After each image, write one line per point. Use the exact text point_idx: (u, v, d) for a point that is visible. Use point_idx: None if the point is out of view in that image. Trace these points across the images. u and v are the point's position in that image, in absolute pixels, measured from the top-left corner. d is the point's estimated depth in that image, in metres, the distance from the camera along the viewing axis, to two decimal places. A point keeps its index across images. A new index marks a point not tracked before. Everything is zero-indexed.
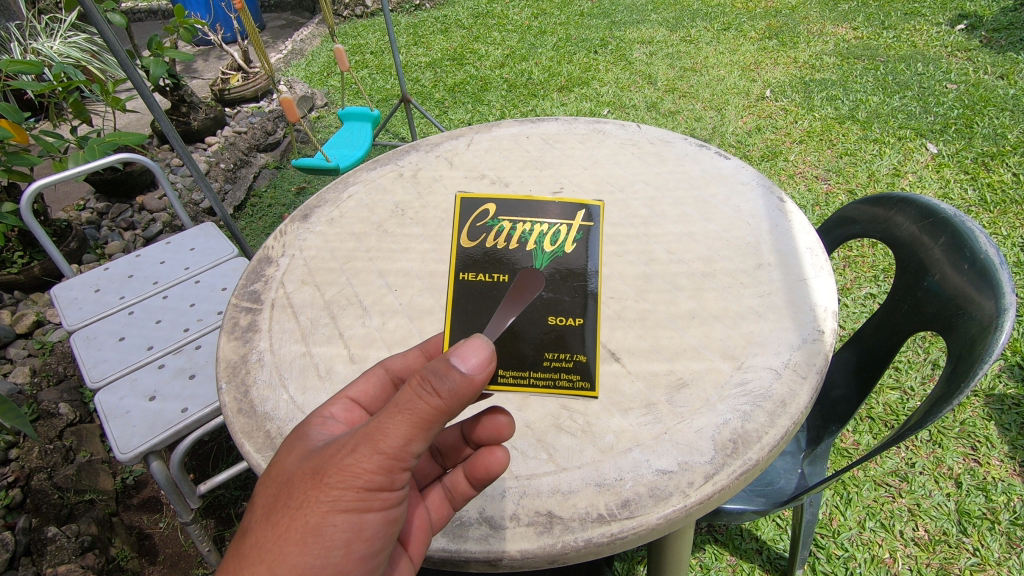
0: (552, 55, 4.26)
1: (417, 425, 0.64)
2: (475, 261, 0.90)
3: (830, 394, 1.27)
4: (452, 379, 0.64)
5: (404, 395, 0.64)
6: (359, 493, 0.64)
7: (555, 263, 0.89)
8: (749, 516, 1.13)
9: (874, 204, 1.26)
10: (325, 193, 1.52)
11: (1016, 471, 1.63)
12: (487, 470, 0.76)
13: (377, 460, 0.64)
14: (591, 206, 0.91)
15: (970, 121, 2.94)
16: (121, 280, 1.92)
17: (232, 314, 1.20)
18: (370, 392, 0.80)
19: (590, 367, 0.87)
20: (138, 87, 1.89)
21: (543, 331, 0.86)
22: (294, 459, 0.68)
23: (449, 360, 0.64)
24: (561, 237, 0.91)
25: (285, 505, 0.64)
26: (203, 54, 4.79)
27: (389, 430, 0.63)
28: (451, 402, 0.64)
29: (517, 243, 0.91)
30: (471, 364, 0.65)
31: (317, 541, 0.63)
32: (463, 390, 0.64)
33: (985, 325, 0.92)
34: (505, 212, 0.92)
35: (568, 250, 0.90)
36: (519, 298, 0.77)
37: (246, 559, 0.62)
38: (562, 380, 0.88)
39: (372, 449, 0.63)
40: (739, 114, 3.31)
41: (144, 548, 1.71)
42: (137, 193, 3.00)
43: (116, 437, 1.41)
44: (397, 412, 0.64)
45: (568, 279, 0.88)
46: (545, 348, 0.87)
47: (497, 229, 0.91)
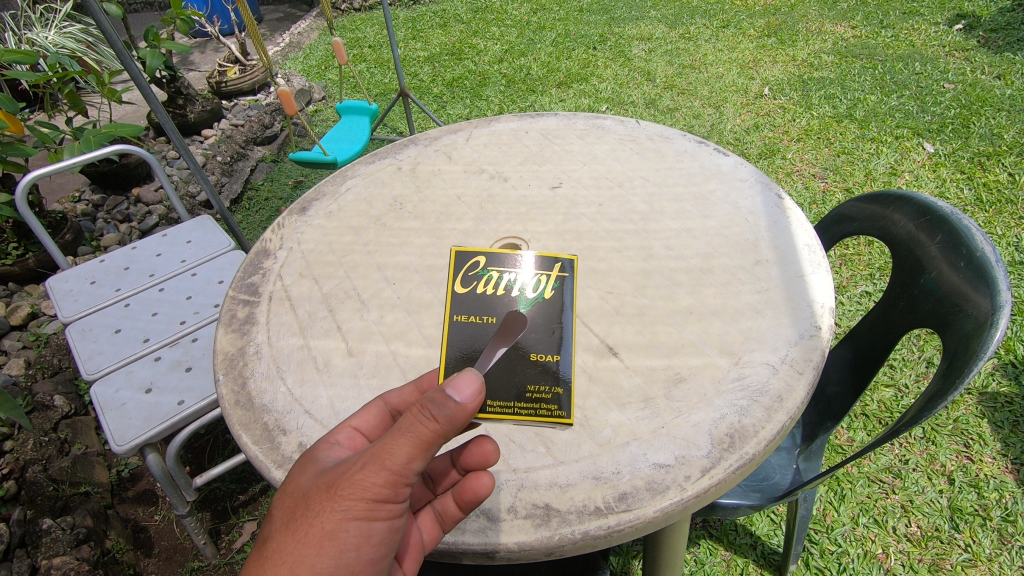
0: (551, 51, 4.25)
1: (420, 445, 0.64)
2: (463, 304, 0.90)
3: (826, 390, 1.28)
4: (451, 407, 0.64)
5: (406, 419, 0.65)
6: (369, 504, 0.65)
7: (536, 307, 0.89)
8: (744, 511, 1.14)
9: (871, 202, 1.26)
10: (323, 186, 1.51)
11: (1009, 469, 1.65)
12: (475, 494, 0.74)
13: (383, 476, 0.64)
14: (565, 258, 0.91)
15: (967, 121, 2.95)
16: (117, 272, 1.91)
17: (230, 307, 1.20)
18: (372, 421, 0.77)
19: (567, 398, 0.85)
20: (135, 80, 1.88)
21: (526, 368, 0.85)
22: (308, 476, 0.69)
23: (446, 389, 0.65)
24: (539, 285, 0.90)
25: (300, 514, 0.65)
26: (199, 46, 4.76)
27: (394, 449, 0.64)
28: (448, 427, 0.64)
29: (503, 290, 0.90)
30: (465, 394, 0.65)
31: (331, 546, 0.64)
32: (458, 418, 0.65)
33: (981, 323, 0.93)
34: (492, 261, 0.93)
35: (547, 295, 0.89)
36: (505, 334, 0.83)
37: (267, 561, 0.63)
38: (541, 411, 0.84)
39: (379, 466, 0.64)
40: (737, 111, 3.32)
41: (139, 541, 1.71)
42: (132, 185, 2.98)
43: (112, 429, 1.41)
44: (400, 433, 0.64)
45: (548, 320, 0.88)
46: (527, 381, 0.85)
47: (486, 278, 0.92)
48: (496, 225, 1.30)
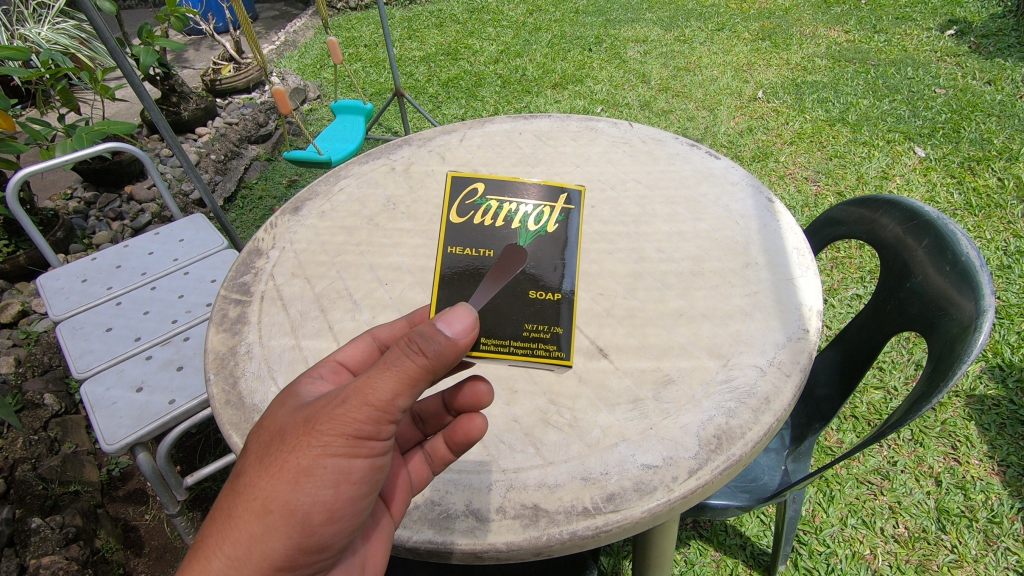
0: (547, 52, 4.26)
1: (405, 381, 0.64)
2: (460, 235, 0.87)
3: (815, 392, 1.30)
4: (438, 341, 0.64)
5: (392, 353, 0.65)
6: (350, 440, 0.64)
7: (536, 241, 0.86)
8: (733, 512, 1.15)
9: (861, 205, 1.28)
10: (316, 185, 1.51)
11: (995, 471, 1.67)
12: (467, 436, 0.79)
13: (366, 411, 0.64)
14: (571, 189, 0.90)
15: (957, 126, 2.98)
16: (108, 270, 1.90)
17: (221, 306, 1.20)
18: (358, 356, 0.80)
19: (567, 338, 0.83)
20: (128, 78, 1.86)
21: (525, 304, 0.83)
22: (287, 410, 0.69)
23: (437, 323, 0.65)
24: (541, 218, 0.88)
25: (276, 448, 0.65)
26: (194, 44, 4.75)
27: (376, 384, 0.64)
28: (436, 363, 0.65)
29: (503, 221, 0.87)
30: (456, 329, 0.66)
31: (308, 482, 0.64)
32: (447, 353, 0.65)
33: (965, 326, 0.94)
34: (493, 191, 0.89)
35: (549, 229, 0.87)
36: (501, 275, 0.80)
37: (241, 497, 0.64)
38: (540, 351, 0.82)
39: (361, 401, 0.64)
40: (731, 114, 3.34)
41: (129, 540, 1.70)
42: (125, 182, 2.97)
43: (102, 428, 1.41)
44: (385, 367, 0.64)
45: (549, 255, 0.86)
46: (526, 317, 0.83)
47: (485, 208, 0.89)
48: None
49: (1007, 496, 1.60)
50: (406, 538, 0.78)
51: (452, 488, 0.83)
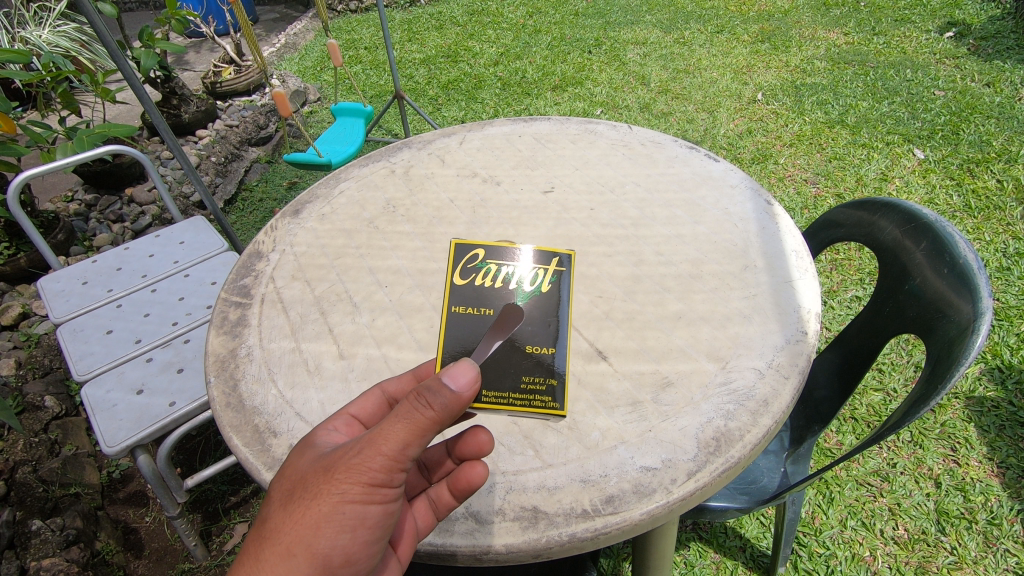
0: (546, 54, 4.27)
1: (417, 432, 0.64)
2: (460, 295, 0.86)
3: (814, 394, 1.30)
4: (445, 395, 0.64)
5: (402, 405, 0.65)
6: (366, 488, 0.65)
7: (532, 300, 0.85)
8: (732, 514, 1.15)
9: (858, 208, 1.28)
10: (316, 188, 1.52)
11: (994, 473, 1.67)
12: (469, 483, 0.76)
13: (379, 460, 0.64)
14: (563, 252, 0.88)
15: (956, 128, 2.98)
16: (108, 273, 1.91)
17: (222, 309, 1.20)
18: (368, 408, 0.79)
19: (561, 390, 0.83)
20: (129, 81, 1.87)
21: (521, 360, 0.82)
22: (307, 460, 0.69)
23: (443, 377, 0.65)
24: (535, 278, 0.87)
25: (297, 496, 0.65)
26: (194, 47, 4.76)
27: (389, 434, 0.64)
28: (444, 414, 0.65)
29: (501, 282, 0.87)
30: (461, 382, 0.66)
31: (328, 528, 0.65)
32: (454, 406, 0.65)
33: (963, 328, 0.94)
34: (492, 254, 0.89)
35: (543, 289, 0.86)
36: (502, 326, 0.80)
37: (265, 541, 0.64)
38: (535, 403, 0.82)
39: (375, 451, 0.64)
40: (731, 117, 3.34)
41: (130, 542, 1.70)
42: (125, 184, 2.97)
43: (102, 431, 1.41)
44: (396, 419, 0.65)
45: (544, 313, 0.84)
46: (523, 372, 0.82)
47: (485, 271, 0.88)
48: (488, 229, 1.32)
49: (1007, 498, 1.60)
50: None
51: None
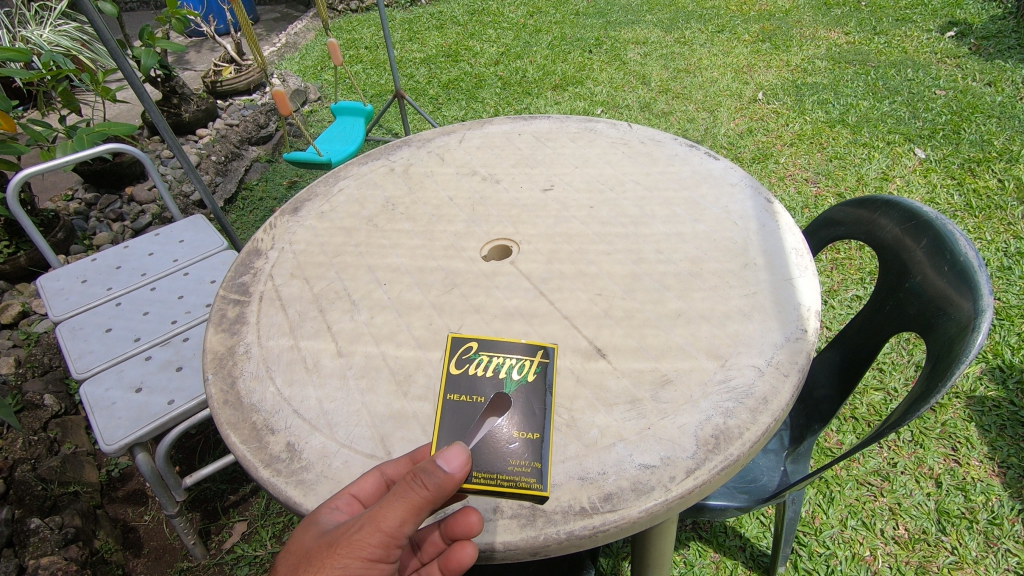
0: (547, 54, 4.27)
1: (414, 508, 0.66)
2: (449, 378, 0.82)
3: (815, 394, 1.30)
4: (440, 474, 0.66)
5: (399, 483, 0.67)
6: (365, 563, 0.65)
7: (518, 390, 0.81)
8: (732, 512, 1.15)
9: (859, 206, 1.28)
10: (315, 186, 1.52)
11: (995, 472, 1.66)
12: (459, 563, 0.75)
13: (378, 537, 0.65)
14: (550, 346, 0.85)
15: (957, 127, 2.98)
16: (108, 271, 1.91)
17: (220, 306, 1.20)
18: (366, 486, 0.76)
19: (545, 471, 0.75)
20: (129, 79, 1.87)
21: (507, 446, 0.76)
22: (310, 538, 0.69)
23: (437, 458, 0.67)
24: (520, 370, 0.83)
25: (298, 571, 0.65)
26: (195, 46, 4.76)
27: (387, 510, 0.65)
28: (438, 493, 0.66)
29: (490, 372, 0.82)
30: (454, 464, 0.67)
31: None
32: (448, 485, 0.66)
33: (964, 327, 0.94)
34: (485, 346, 0.85)
35: (529, 378, 0.82)
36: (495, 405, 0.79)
37: None
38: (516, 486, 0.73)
39: (374, 527, 0.65)
40: (731, 116, 3.34)
41: (129, 541, 1.70)
42: (125, 183, 2.97)
43: (101, 429, 1.41)
44: (395, 495, 0.66)
45: (530, 403, 0.80)
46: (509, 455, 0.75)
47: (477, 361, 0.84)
48: (487, 227, 1.32)
49: (1008, 498, 1.60)
50: None
51: None
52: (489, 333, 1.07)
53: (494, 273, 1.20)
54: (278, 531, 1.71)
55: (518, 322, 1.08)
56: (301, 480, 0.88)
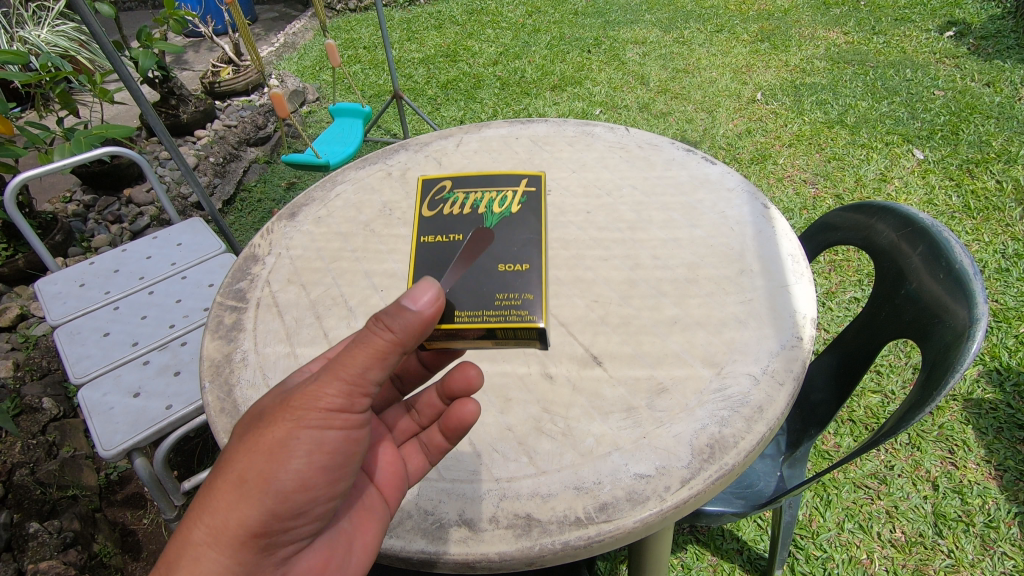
0: (545, 54, 4.26)
1: (373, 355, 0.65)
2: (431, 225, 0.87)
3: (811, 398, 1.30)
4: (405, 315, 0.64)
5: (361, 330, 0.65)
6: (324, 412, 0.65)
7: (502, 224, 0.85)
8: (728, 518, 1.15)
9: (855, 211, 1.28)
10: (313, 191, 1.52)
11: (992, 475, 1.66)
12: (460, 421, 0.81)
13: (339, 383, 0.65)
14: (531, 176, 0.89)
15: (956, 128, 2.98)
16: (106, 275, 1.91)
17: (217, 313, 1.20)
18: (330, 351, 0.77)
19: (538, 303, 0.78)
20: (126, 82, 1.86)
21: (496, 276, 0.80)
22: (272, 391, 0.69)
23: (402, 297, 0.65)
24: (504, 201, 0.87)
25: (254, 425, 0.64)
26: (193, 46, 4.75)
27: (347, 356, 0.64)
28: (404, 335, 0.65)
29: (469, 209, 0.87)
30: (421, 302, 0.65)
31: (285, 452, 0.64)
32: (414, 325, 0.65)
33: (959, 334, 0.94)
34: (468, 193, 0.88)
35: (513, 209, 0.86)
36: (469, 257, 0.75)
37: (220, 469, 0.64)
38: (509, 318, 0.77)
39: (332, 374, 0.65)
40: (730, 116, 3.34)
41: (128, 544, 1.70)
42: (124, 185, 2.97)
43: (99, 434, 1.41)
44: (355, 343, 0.65)
45: (516, 235, 0.83)
46: (503, 290, 0.80)
47: (452, 201, 0.89)
48: None
49: (1004, 501, 1.60)
50: (399, 548, 0.78)
51: (445, 498, 0.83)
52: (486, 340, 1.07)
53: None
54: None
55: None
56: None
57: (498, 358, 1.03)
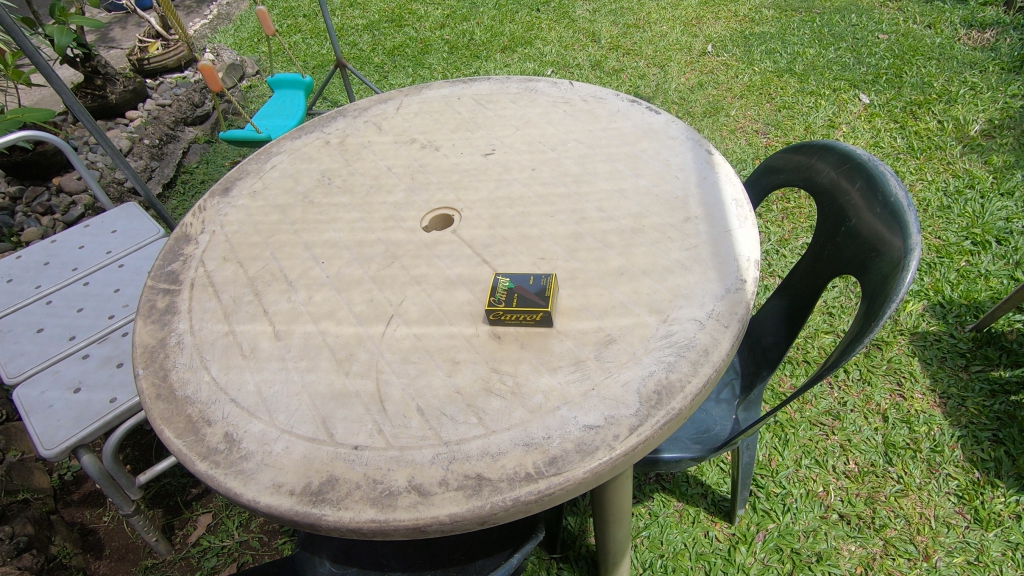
0: (494, 14, 4.12)
1: None
2: (530, 298, 0.96)
3: (764, 341, 1.32)
4: None
5: None
6: None
7: (531, 290, 0.97)
8: (686, 463, 1.17)
9: (797, 152, 1.28)
10: (246, 163, 1.44)
11: (937, 403, 1.74)
12: None
13: None
14: (547, 276, 0.99)
15: (899, 71, 3.02)
16: (36, 268, 1.80)
17: (149, 297, 1.13)
18: None
19: (510, 312, 0.95)
20: (34, 61, 1.69)
21: (511, 302, 0.96)
22: None
23: None
24: (534, 281, 0.99)
25: None
26: (119, 22, 4.45)
27: None
28: None
29: (505, 285, 0.98)
30: None
31: None
32: None
33: (895, 265, 0.95)
34: (521, 279, 0.99)
35: (535, 284, 0.98)
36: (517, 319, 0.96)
37: None
38: (502, 314, 0.96)
39: None
40: (681, 70, 3.31)
41: (88, 543, 1.65)
42: (52, 173, 2.78)
43: (39, 433, 1.33)
44: None
45: (533, 296, 0.96)
46: (513, 304, 0.96)
47: (501, 284, 0.99)
48: (427, 196, 1.28)
49: (948, 426, 1.68)
50: (349, 519, 0.76)
51: (394, 465, 0.81)
52: (432, 304, 1.04)
53: (435, 242, 1.16)
54: (244, 520, 1.68)
55: (461, 291, 1.05)
56: (240, 470, 0.84)
57: (445, 321, 1.00)
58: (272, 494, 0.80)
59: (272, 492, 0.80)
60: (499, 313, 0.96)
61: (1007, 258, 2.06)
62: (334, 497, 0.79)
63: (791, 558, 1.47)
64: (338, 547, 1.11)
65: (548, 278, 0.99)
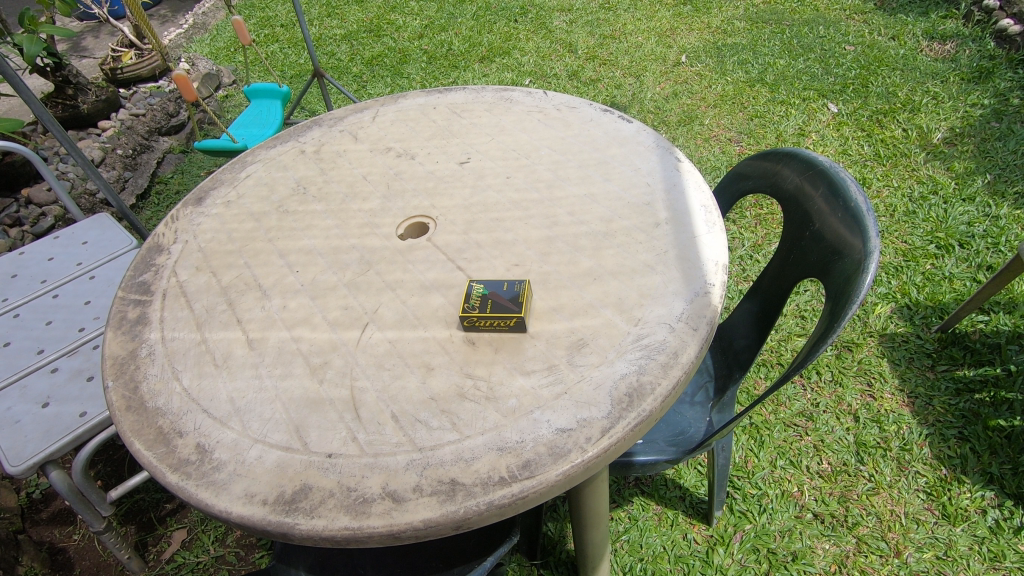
0: (472, 25, 4.15)
1: None
2: (505, 304, 0.97)
3: (735, 344, 1.34)
4: None
5: None
6: None
7: (508, 297, 0.98)
8: (661, 466, 1.18)
9: (763, 159, 1.32)
10: (220, 173, 1.43)
11: (905, 402, 1.78)
12: None
13: None
14: (523, 282, 1.00)
15: (865, 81, 3.11)
16: (3, 281, 1.75)
17: (119, 308, 1.12)
18: None
19: (488, 318, 0.96)
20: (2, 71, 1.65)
21: (488, 310, 0.96)
22: None
23: None
24: (509, 287, 0.99)
25: None
26: (91, 32, 4.39)
27: None
28: None
29: (478, 295, 0.99)
30: None
31: None
32: None
33: (855, 267, 0.98)
34: (493, 285, 1.00)
35: (511, 290, 0.98)
36: (495, 327, 0.97)
37: None
38: (479, 322, 0.96)
39: None
40: (657, 80, 3.37)
41: (57, 564, 1.60)
42: (20, 184, 2.72)
43: (4, 449, 1.29)
44: None
45: (509, 303, 0.97)
46: (489, 311, 0.96)
47: (474, 292, 0.99)
48: (403, 203, 1.29)
49: (916, 424, 1.72)
50: (322, 527, 0.76)
51: (369, 472, 0.81)
52: (406, 310, 1.04)
53: (410, 249, 1.17)
54: (220, 535, 1.65)
55: (435, 296, 1.06)
56: (212, 481, 0.83)
57: (419, 325, 1.01)
58: (244, 504, 0.80)
59: (243, 502, 0.80)
60: (474, 321, 0.97)
61: (969, 261, 2.13)
62: (307, 505, 0.79)
63: (768, 558, 1.49)
64: (313, 558, 1.10)
65: (523, 285, 0.99)
